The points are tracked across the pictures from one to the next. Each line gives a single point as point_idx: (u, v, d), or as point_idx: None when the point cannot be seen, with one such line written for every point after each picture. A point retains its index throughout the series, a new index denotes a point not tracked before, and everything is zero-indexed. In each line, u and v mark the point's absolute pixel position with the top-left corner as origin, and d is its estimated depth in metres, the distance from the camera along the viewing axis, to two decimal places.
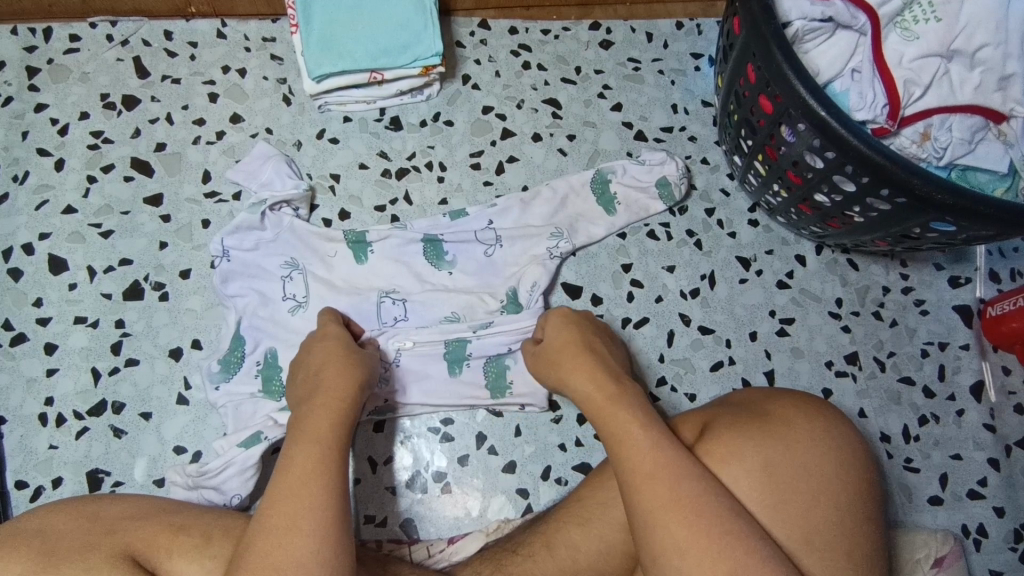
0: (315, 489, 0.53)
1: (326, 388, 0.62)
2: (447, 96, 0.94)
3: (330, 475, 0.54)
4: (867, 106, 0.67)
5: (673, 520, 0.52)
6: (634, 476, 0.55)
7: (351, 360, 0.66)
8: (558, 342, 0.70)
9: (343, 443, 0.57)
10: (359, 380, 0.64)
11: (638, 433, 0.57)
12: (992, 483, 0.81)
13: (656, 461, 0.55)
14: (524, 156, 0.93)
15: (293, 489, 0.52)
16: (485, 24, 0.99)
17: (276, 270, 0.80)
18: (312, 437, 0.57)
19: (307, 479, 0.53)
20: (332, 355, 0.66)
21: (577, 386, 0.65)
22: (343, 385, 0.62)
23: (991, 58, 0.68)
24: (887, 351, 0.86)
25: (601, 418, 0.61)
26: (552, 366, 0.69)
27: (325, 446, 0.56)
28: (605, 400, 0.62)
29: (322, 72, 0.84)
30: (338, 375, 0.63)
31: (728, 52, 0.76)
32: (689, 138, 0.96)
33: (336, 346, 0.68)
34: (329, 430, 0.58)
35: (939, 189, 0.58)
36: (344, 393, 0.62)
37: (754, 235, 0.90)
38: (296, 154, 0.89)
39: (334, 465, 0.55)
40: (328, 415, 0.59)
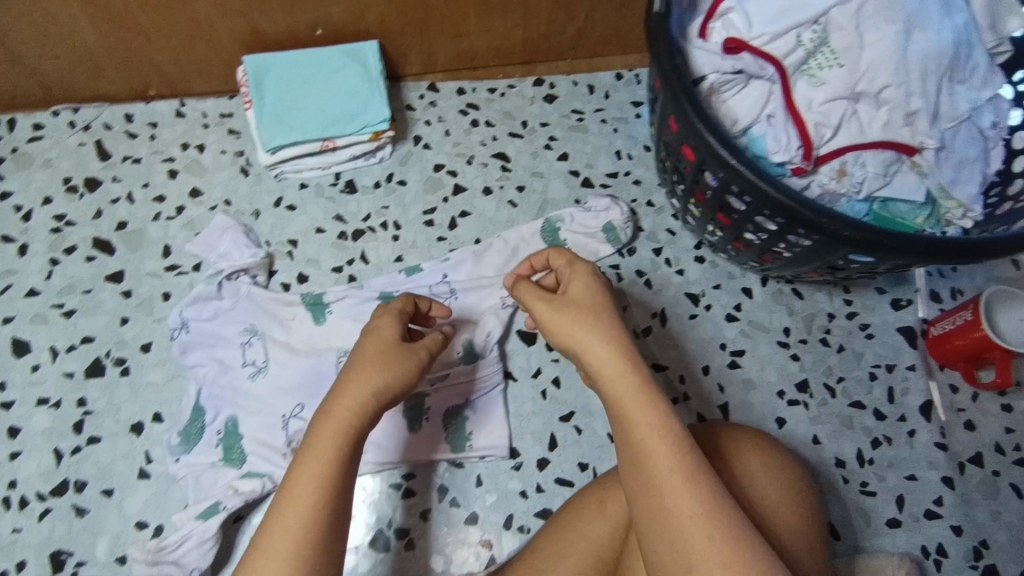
0: (308, 516, 0.52)
1: (348, 391, 0.59)
2: (400, 157, 0.99)
3: (330, 501, 0.53)
4: (783, 148, 0.71)
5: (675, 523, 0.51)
6: (643, 473, 0.54)
7: (395, 355, 0.62)
8: (575, 297, 0.64)
9: (350, 459, 0.56)
10: (394, 375, 0.61)
11: (657, 429, 0.54)
12: (948, 502, 0.82)
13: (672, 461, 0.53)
14: (475, 209, 0.97)
15: (286, 516, 0.52)
16: (434, 87, 1.04)
17: (235, 336, 0.83)
18: (314, 455, 0.54)
19: (306, 509, 0.52)
20: (372, 348, 0.63)
21: (591, 356, 0.59)
22: (366, 389, 0.59)
23: (894, 97, 0.71)
24: (836, 376, 0.88)
25: (616, 404, 0.57)
26: (564, 331, 0.61)
27: (329, 464, 0.54)
28: (625, 391, 0.57)
29: (275, 144, 0.89)
30: (374, 375, 0.60)
31: (654, 105, 0.81)
32: (634, 182, 1.00)
33: (380, 344, 0.63)
34: (332, 449, 0.55)
35: (845, 226, 0.61)
36: (370, 401, 0.59)
37: (701, 271, 0.94)
38: (254, 223, 0.92)
39: (334, 481, 0.54)
40: (338, 428, 0.56)
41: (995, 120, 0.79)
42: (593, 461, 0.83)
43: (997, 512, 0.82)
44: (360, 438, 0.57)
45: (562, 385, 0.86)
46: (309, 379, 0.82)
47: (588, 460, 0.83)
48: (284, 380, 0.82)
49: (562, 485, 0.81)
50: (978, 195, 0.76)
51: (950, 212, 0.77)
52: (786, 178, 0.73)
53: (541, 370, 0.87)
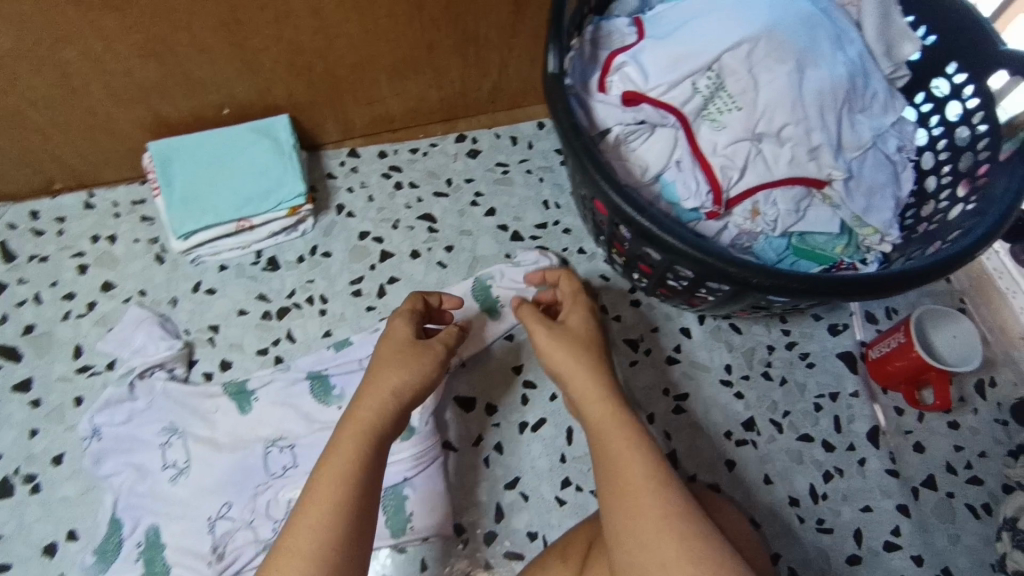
0: (333, 509, 0.54)
1: (370, 393, 0.63)
2: (323, 228, 0.96)
3: (354, 495, 0.56)
4: (693, 194, 0.72)
5: (645, 529, 0.54)
6: (618, 483, 0.57)
7: (412, 355, 0.67)
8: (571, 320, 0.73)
9: (372, 455, 0.59)
10: (413, 374, 0.65)
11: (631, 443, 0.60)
12: (905, 531, 0.81)
13: (645, 472, 0.57)
14: (404, 274, 0.94)
15: (314, 508, 0.54)
16: (354, 152, 1.03)
17: (154, 437, 0.80)
18: (342, 449, 0.58)
19: (330, 502, 0.55)
20: (390, 353, 0.67)
21: (572, 374, 0.67)
22: (386, 388, 0.63)
23: (795, 135, 0.71)
24: (782, 411, 0.87)
25: (595, 420, 0.63)
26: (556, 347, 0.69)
27: (353, 459, 0.57)
28: (603, 409, 0.63)
29: (186, 230, 0.86)
30: (396, 374, 0.64)
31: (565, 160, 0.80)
32: (564, 230, 0.99)
33: (396, 346, 0.68)
34: (354, 448, 0.58)
35: (753, 273, 0.60)
36: (390, 399, 0.63)
37: (638, 315, 0.92)
38: (172, 312, 0.88)
39: (361, 475, 0.57)
40: (360, 427, 0.60)
41: (901, 143, 0.80)
42: (543, 529, 0.80)
43: (956, 535, 0.80)
44: (382, 436, 0.61)
45: (504, 450, 0.84)
46: (234, 476, 0.79)
47: (537, 528, 0.80)
48: (207, 481, 0.78)
49: (510, 557, 0.79)
50: (893, 219, 0.77)
51: (867, 238, 0.77)
52: (701, 222, 0.73)
53: (482, 437, 0.84)
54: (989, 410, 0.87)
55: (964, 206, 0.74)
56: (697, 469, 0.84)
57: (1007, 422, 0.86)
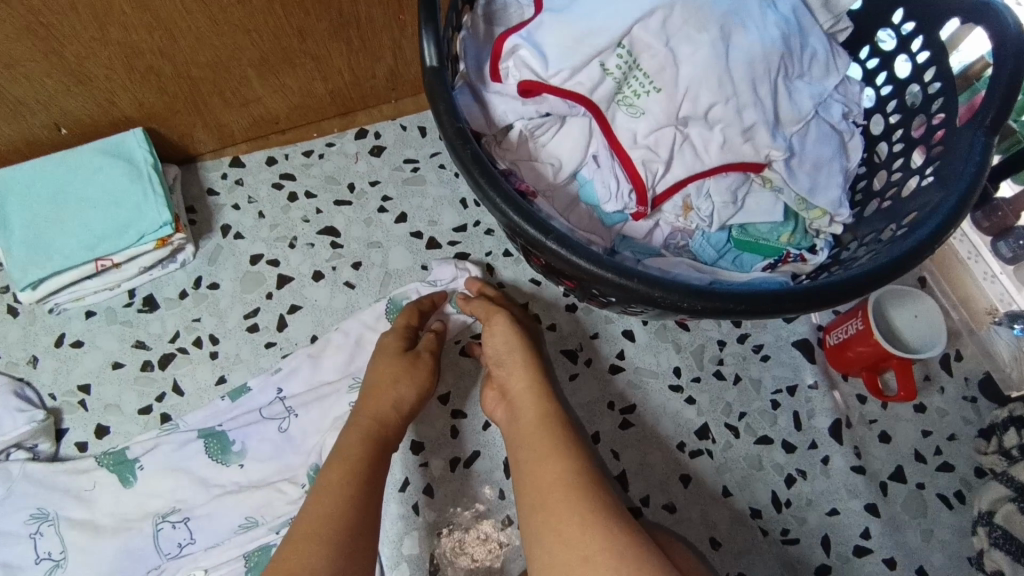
0: (337, 505, 0.59)
1: (370, 405, 0.68)
2: (207, 255, 0.83)
3: (360, 492, 0.61)
4: (614, 196, 0.63)
5: (569, 526, 0.55)
6: (540, 489, 0.58)
7: (405, 365, 0.71)
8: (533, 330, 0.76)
9: (375, 460, 0.64)
10: (416, 385, 0.70)
11: (555, 448, 0.60)
12: (875, 532, 0.75)
13: (569, 474, 0.58)
14: (306, 301, 0.82)
15: (321, 505, 0.60)
16: (238, 162, 0.89)
17: (20, 528, 0.68)
18: (340, 460, 0.63)
19: (336, 500, 0.60)
20: (387, 367, 0.71)
21: (514, 377, 0.69)
22: (388, 400, 0.69)
23: (725, 116, 0.61)
24: (737, 413, 0.79)
25: (529, 424, 0.64)
26: (512, 348, 0.70)
27: (358, 463, 0.63)
28: (536, 415, 0.64)
29: (31, 279, 0.73)
30: (397, 386, 0.70)
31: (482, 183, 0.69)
32: (487, 232, 0.88)
33: (390, 359, 0.72)
34: (360, 454, 0.64)
35: (682, 295, 0.51)
36: (394, 411, 0.68)
37: (574, 321, 0.83)
38: (34, 373, 0.76)
39: (360, 483, 0.62)
40: (362, 436, 0.66)
41: (846, 109, 0.69)
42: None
43: (929, 530, 0.75)
44: (383, 444, 0.66)
45: (435, 493, 0.75)
46: (117, 565, 0.68)
47: None
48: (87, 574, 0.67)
49: None
50: (843, 196, 0.67)
51: (815, 221, 0.68)
52: (628, 223, 0.66)
53: (408, 481, 0.75)
54: (956, 387, 0.81)
55: (920, 178, 0.65)
56: (650, 488, 0.76)
57: (975, 399, 0.80)
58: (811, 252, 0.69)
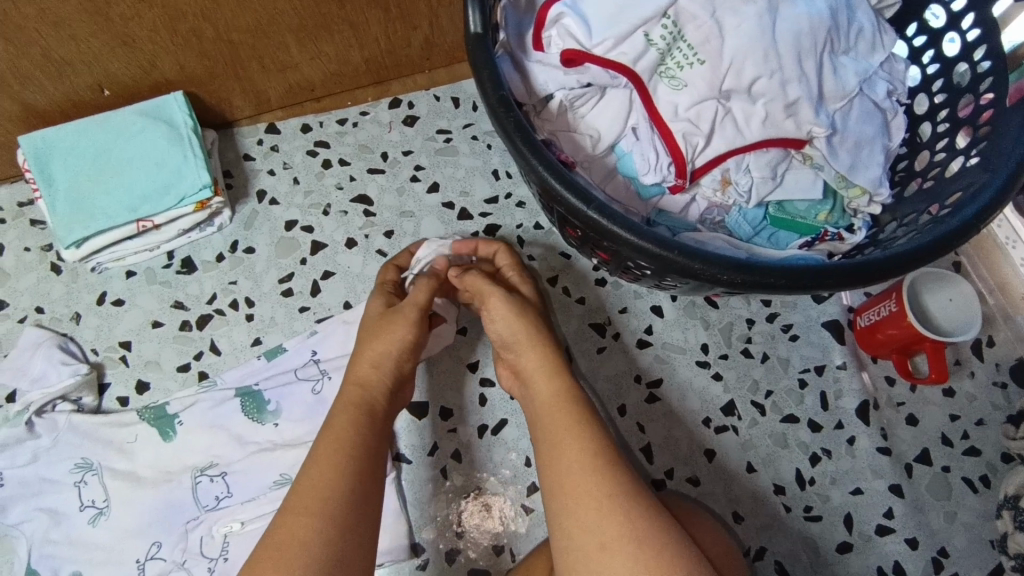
0: (329, 477, 0.58)
1: (359, 368, 0.66)
2: (243, 219, 0.85)
3: (354, 459, 0.60)
4: (653, 168, 0.63)
5: (586, 510, 0.56)
6: (560, 468, 0.58)
7: (386, 324, 0.69)
8: (527, 294, 0.73)
9: (365, 427, 0.62)
10: (394, 342, 0.67)
11: (574, 428, 0.61)
12: (899, 513, 0.75)
13: (587, 457, 0.58)
14: (339, 267, 0.84)
15: (314, 475, 0.58)
16: (273, 128, 0.90)
17: (65, 477, 0.71)
18: (335, 428, 0.62)
19: (332, 468, 0.58)
20: (372, 330, 0.69)
21: (525, 352, 0.67)
22: (372, 363, 0.67)
23: (769, 90, 0.60)
24: (764, 391, 0.80)
25: (544, 401, 0.64)
26: (512, 326, 0.68)
27: (350, 429, 0.61)
28: (551, 392, 0.64)
29: (75, 238, 0.75)
30: (375, 345, 0.67)
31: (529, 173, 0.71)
32: (518, 204, 0.88)
33: (373, 320, 0.71)
34: (348, 421, 0.62)
35: (722, 270, 0.51)
36: (375, 371, 0.66)
37: (604, 295, 0.84)
38: (77, 329, 0.78)
39: (355, 449, 0.60)
40: (350, 405, 0.64)
41: (890, 87, 0.68)
42: (509, 540, 0.74)
43: (953, 512, 0.75)
44: (373, 409, 0.64)
45: (463, 458, 0.76)
46: (158, 515, 0.70)
47: (504, 541, 0.74)
48: (129, 522, 0.70)
49: None
50: (883, 175, 0.66)
51: (853, 200, 0.67)
52: (665, 197, 0.66)
53: (437, 446, 0.76)
54: (987, 373, 0.80)
55: (965, 159, 0.65)
56: (674, 461, 0.77)
57: (1006, 385, 0.80)
58: (850, 231, 0.68)
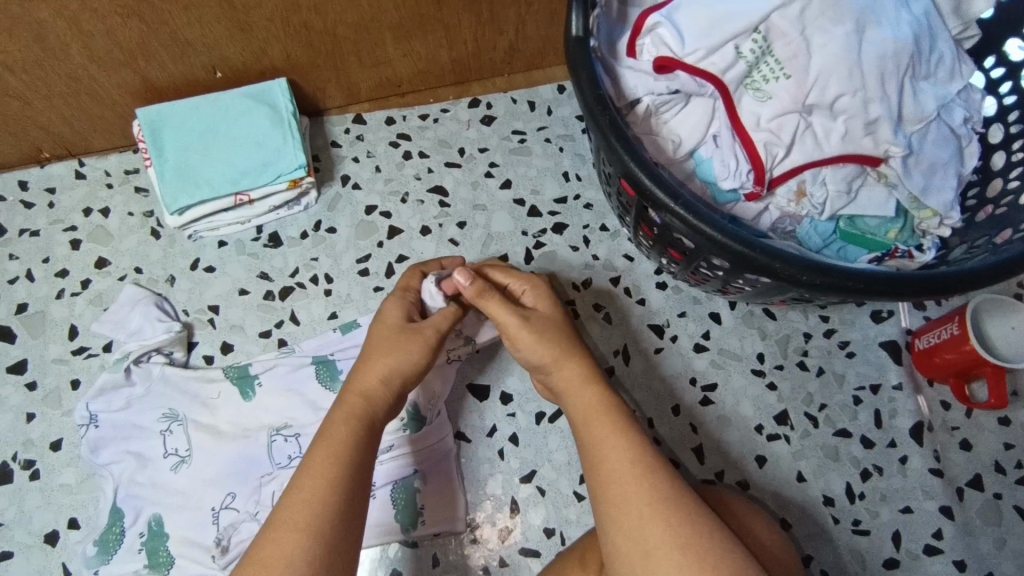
0: (317, 491, 0.55)
1: (364, 379, 0.63)
2: (327, 202, 0.90)
3: (345, 475, 0.57)
4: (732, 174, 0.66)
5: (629, 516, 0.56)
6: (603, 472, 0.59)
7: (403, 340, 0.65)
8: (547, 316, 0.69)
9: (365, 441, 0.60)
10: (404, 359, 0.65)
11: (617, 432, 0.61)
12: (947, 534, 0.76)
13: (633, 462, 0.59)
14: (413, 253, 0.88)
15: (305, 487, 0.55)
16: (360, 119, 0.95)
17: (153, 425, 0.76)
18: (329, 437, 0.59)
19: (327, 478, 0.56)
20: (381, 343, 0.65)
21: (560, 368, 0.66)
22: (377, 377, 0.63)
23: (851, 107, 0.63)
24: (818, 404, 0.81)
25: (581, 411, 0.64)
26: (544, 355, 0.66)
27: (348, 441, 0.59)
28: (588, 400, 0.64)
29: (180, 205, 0.81)
30: (383, 358, 0.64)
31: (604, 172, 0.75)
32: (586, 206, 0.92)
33: (388, 333, 0.66)
34: (346, 433, 0.59)
35: (802, 270, 0.54)
36: (382, 385, 0.63)
37: (664, 299, 0.86)
38: (170, 291, 0.84)
39: (353, 464, 0.58)
40: (350, 414, 0.61)
41: (967, 114, 0.70)
42: (561, 524, 0.76)
43: (1002, 539, 0.76)
44: (372, 421, 0.62)
45: (520, 442, 0.79)
46: (234, 468, 0.75)
47: (555, 524, 0.76)
48: (209, 472, 0.75)
49: (528, 555, 0.75)
50: (955, 199, 0.68)
51: (924, 221, 0.69)
52: (740, 203, 0.68)
53: (496, 428, 0.80)
54: None
55: None
56: (725, 464, 0.79)
57: None
58: (919, 249, 0.70)
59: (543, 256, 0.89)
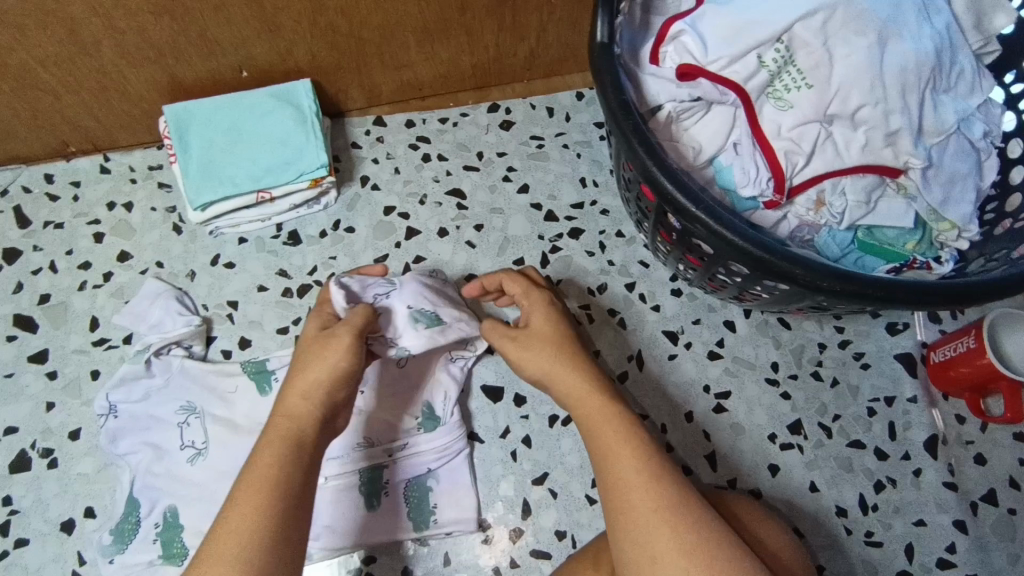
0: (243, 513, 0.53)
1: (288, 399, 0.61)
2: (347, 202, 0.91)
3: (270, 495, 0.54)
4: (752, 181, 0.66)
5: (638, 522, 0.56)
6: (612, 479, 0.59)
7: (318, 350, 0.63)
8: (549, 328, 0.70)
9: (292, 459, 0.57)
10: (327, 369, 0.61)
11: (627, 439, 0.60)
12: (961, 548, 0.76)
13: (642, 470, 0.58)
14: (430, 254, 0.89)
15: (239, 509, 0.54)
16: (380, 121, 0.96)
17: (171, 416, 0.77)
18: (260, 458, 0.57)
19: (254, 500, 0.54)
20: (303, 358, 0.63)
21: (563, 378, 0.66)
22: (299, 394, 0.61)
23: (872, 117, 0.63)
24: (832, 414, 0.81)
25: (589, 419, 0.63)
26: (542, 368, 0.67)
27: (273, 461, 0.57)
28: (595, 407, 0.63)
29: (204, 201, 0.82)
30: (307, 373, 0.62)
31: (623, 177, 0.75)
32: (602, 212, 0.92)
33: (307, 347, 0.64)
34: (273, 453, 0.57)
35: (823, 277, 0.55)
36: (305, 402, 0.61)
37: (679, 306, 0.87)
38: (190, 285, 0.85)
39: (280, 484, 0.55)
40: (276, 435, 0.59)
41: (987, 128, 0.70)
42: (572, 527, 0.76)
43: (1017, 555, 0.75)
44: (301, 436, 0.59)
45: (533, 444, 0.79)
46: None
47: (566, 527, 0.76)
48: (224, 465, 0.75)
49: (539, 557, 0.75)
50: (973, 212, 0.68)
51: (942, 233, 0.69)
52: (759, 211, 0.69)
53: (509, 429, 0.80)
54: None
55: None
56: (737, 471, 0.79)
57: None
58: (937, 262, 0.70)
59: (559, 259, 0.90)
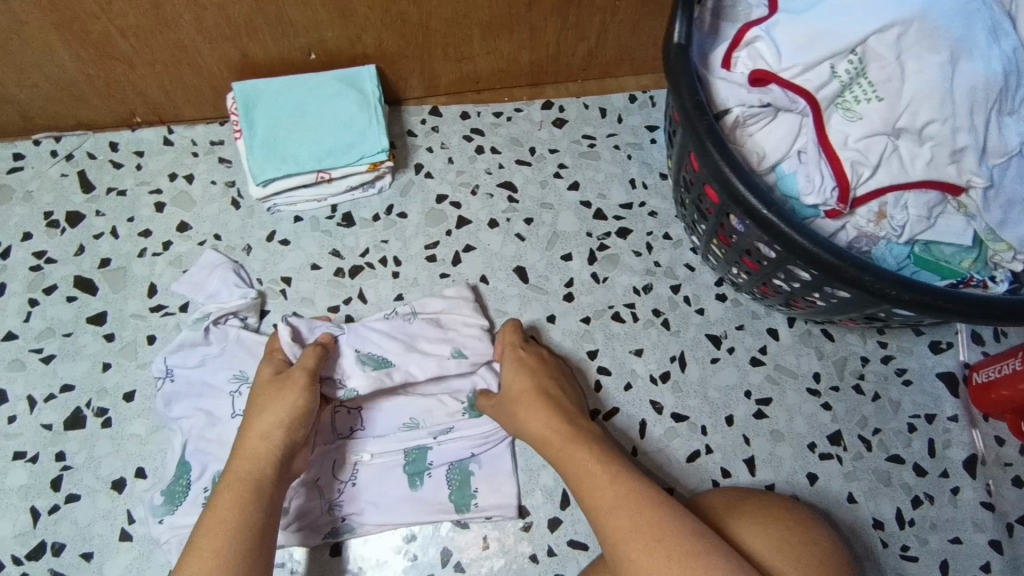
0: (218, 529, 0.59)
1: (248, 440, 0.67)
2: (401, 187, 0.93)
3: (238, 518, 0.60)
4: (815, 189, 0.66)
5: (622, 526, 0.60)
6: (594, 498, 0.63)
7: (274, 395, 0.70)
8: (525, 382, 0.76)
9: (252, 492, 0.63)
10: (280, 412, 0.69)
11: (602, 463, 0.65)
12: (996, 568, 0.76)
13: (619, 487, 0.63)
14: (480, 244, 0.91)
15: (214, 525, 0.59)
16: (436, 110, 0.98)
17: (225, 385, 0.78)
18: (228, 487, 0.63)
19: (226, 519, 0.60)
20: (264, 401, 0.70)
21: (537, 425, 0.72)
22: (258, 433, 0.68)
23: (940, 133, 0.64)
24: (872, 427, 0.82)
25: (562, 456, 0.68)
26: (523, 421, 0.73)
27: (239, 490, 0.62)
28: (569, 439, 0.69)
29: (266, 176, 0.83)
30: (263, 417, 0.69)
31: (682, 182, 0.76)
32: (650, 214, 0.93)
33: (264, 391, 0.71)
34: (238, 485, 0.63)
35: (889, 284, 0.56)
36: (262, 442, 0.67)
37: (723, 310, 0.88)
38: (246, 259, 0.87)
39: (246, 510, 0.61)
40: (239, 470, 0.65)
41: None
42: None
43: None
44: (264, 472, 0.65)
45: None
46: None
47: None
48: None
49: (575, 547, 0.76)
50: None
51: (999, 253, 0.69)
52: (819, 219, 0.69)
53: None
54: None
55: None
56: (775, 477, 0.80)
57: None
58: (991, 281, 0.70)
59: (606, 257, 0.91)
